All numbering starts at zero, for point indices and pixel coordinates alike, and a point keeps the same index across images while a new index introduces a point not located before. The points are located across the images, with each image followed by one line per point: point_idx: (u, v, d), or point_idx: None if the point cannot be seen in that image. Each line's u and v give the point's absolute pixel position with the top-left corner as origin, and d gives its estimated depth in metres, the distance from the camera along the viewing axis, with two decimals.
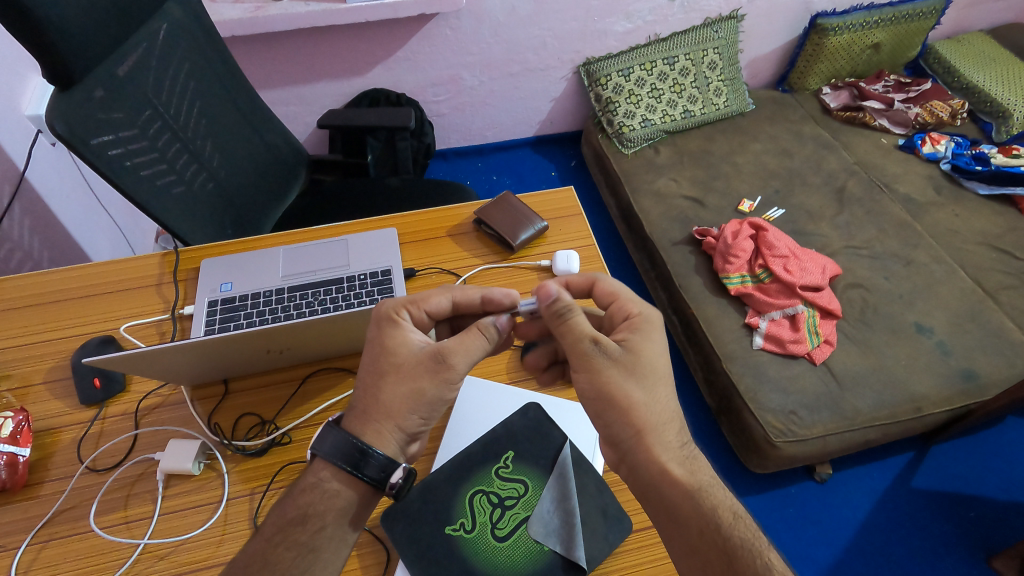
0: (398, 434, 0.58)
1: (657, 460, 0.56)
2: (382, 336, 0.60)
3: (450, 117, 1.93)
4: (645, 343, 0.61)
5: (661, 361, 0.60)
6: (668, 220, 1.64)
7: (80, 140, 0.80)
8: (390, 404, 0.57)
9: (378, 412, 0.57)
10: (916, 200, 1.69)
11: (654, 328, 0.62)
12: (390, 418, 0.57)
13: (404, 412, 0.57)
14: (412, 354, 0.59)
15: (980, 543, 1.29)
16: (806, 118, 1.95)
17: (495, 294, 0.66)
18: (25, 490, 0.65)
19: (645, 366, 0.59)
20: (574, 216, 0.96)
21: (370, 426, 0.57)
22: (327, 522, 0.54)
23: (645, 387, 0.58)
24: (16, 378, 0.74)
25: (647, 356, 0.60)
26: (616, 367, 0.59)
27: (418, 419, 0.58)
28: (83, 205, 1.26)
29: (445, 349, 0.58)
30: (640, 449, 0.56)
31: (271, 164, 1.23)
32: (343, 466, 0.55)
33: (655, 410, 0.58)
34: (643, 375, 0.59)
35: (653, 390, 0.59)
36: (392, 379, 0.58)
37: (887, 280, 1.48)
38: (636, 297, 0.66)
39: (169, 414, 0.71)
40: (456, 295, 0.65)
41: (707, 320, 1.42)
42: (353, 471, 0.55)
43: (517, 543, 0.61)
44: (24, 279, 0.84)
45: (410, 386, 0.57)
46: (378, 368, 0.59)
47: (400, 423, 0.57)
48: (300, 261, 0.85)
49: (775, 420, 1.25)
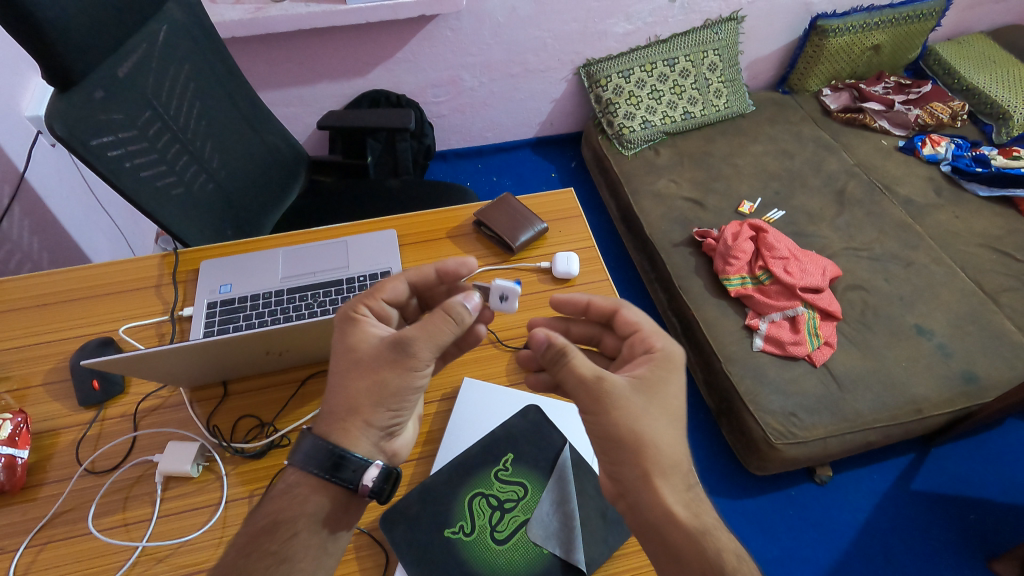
0: (370, 428, 0.57)
1: (661, 503, 0.54)
2: (343, 334, 0.59)
3: (450, 118, 1.93)
4: (662, 380, 0.59)
5: (676, 401, 0.58)
6: (668, 221, 1.64)
7: (80, 141, 0.80)
8: (354, 399, 0.56)
9: (344, 409, 0.56)
10: (917, 202, 1.68)
11: (674, 366, 0.61)
12: (356, 414, 0.56)
13: (371, 406, 0.56)
14: (372, 348, 0.58)
15: (981, 545, 1.29)
16: (806, 119, 1.95)
17: (453, 268, 0.66)
18: (24, 492, 0.64)
19: (661, 405, 0.57)
20: (573, 218, 0.96)
21: (338, 425, 0.56)
22: (300, 529, 0.54)
23: (660, 426, 0.56)
24: (15, 379, 0.74)
25: (662, 395, 0.58)
26: (634, 405, 0.56)
27: (386, 411, 0.57)
28: (83, 205, 1.26)
29: (403, 336, 0.56)
30: (646, 489, 0.55)
31: (271, 165, 1.23)
32: (317, 472, 0.55)
33: (667, 450, 0.56)
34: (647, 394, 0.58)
35: (668, 430, 0.56)
36: (355, 375, 0.57)
37: (887, 282, 1.48)
38: (659, 330, 0.64)
39: (169, 416, 0.71)
40: (411, 275, 0.65)
41: (708, 321, 1.42)
42: (327, 476, 0.54)
43: (517, 546, 0.61)
44: (24, 280, 0.84)
45: (372, 380, 0.56)
46: (340, 365, 0.58)
47: (368, 418, 0.56)
48: (300, 263, 0.85)
49: (775, 422, 1.25)
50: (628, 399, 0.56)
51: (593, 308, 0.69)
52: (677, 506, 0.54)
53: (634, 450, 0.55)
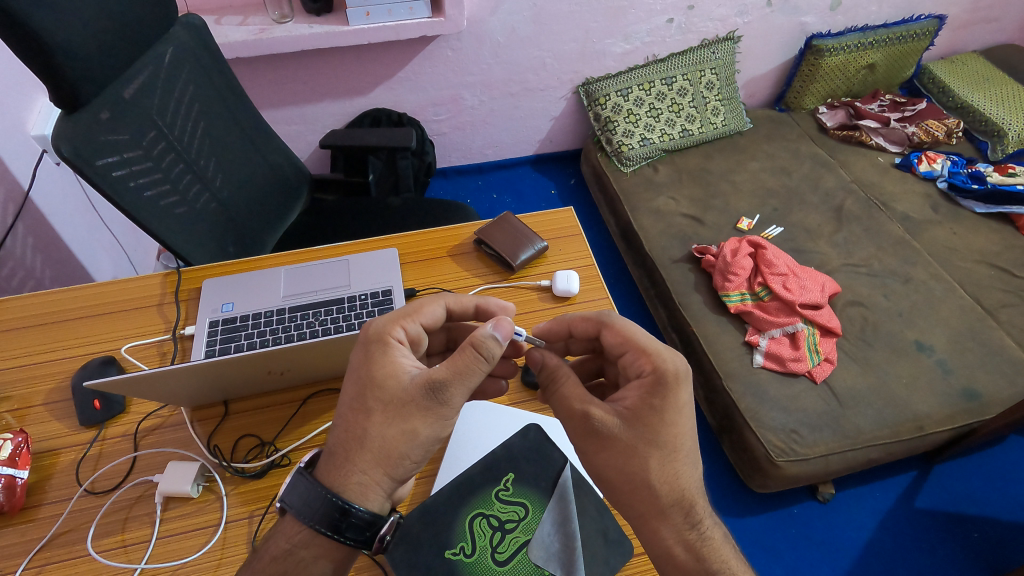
0: (383, 486, 0.57)
1: (661, 542, 0.57)
2: (374, 360, 0.58)
3: (451, 135, 1.95)
4: (656, 410, 0.58)
5: (673, 431, 0.58)
6: (668, 238, 1.65)
7: (85, 161, 0.81)
8: (380, 445, 0.55)
9: (361, 455, 0.56)
10: (914, 218, 1.70)
11: (670, 390, 0.59)
12: (377, 468, 0.56)
13: (396, 456, 0.56)
14: (402, 385, 0.57)
15: (986, 565, 1.28)
16: (802, 136, 1.97)
17: (490, 304, 0.69)
18: (23, 513, 0.64)
19: (655, 441, 0.57)
20: (574, 237, 0.97)
21: (353, 479, 0.55)
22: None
23: (652, 464, 0.57)
24: (16, 399, 0.74)
25: (653, 427, 0.58)
26: (621, 445, 0.58)
27: (410, 464, 0.57)
28: (86, 224, 1.27)
29: (433, 380, 0.55)
30: (645, 530, 0.57)
31: (274, 184, 1.24)
32: (322, 530, 0.54)
33: (665, 492, 0.57)
34: (653, 424, 0.58)
35: (663, 466, 0.57)
36: (383, 419, 0.56)
37: (886, 298, 1.49)
38: (650, 346, 0.62)
39: (169, 435, 0.71)
40: (449, 300, 0.66)
41: (708, 336, 1.42)
42: (332, 534, 0.54)
43: (517, 568, 0.60)
44: (25, 299, 0.84)
45: (401, 428, 0.55)
46: (366, 401, 0.57)
47: (389, 470, 0.56)
48: (302, 282, 0.85)
49: (776, 439, 1.24)
50: (614, 437, 0.58)
51: (575, 330, 0.69)
52: (677, 544, 0.57)
53: (627, 491, 0.57)
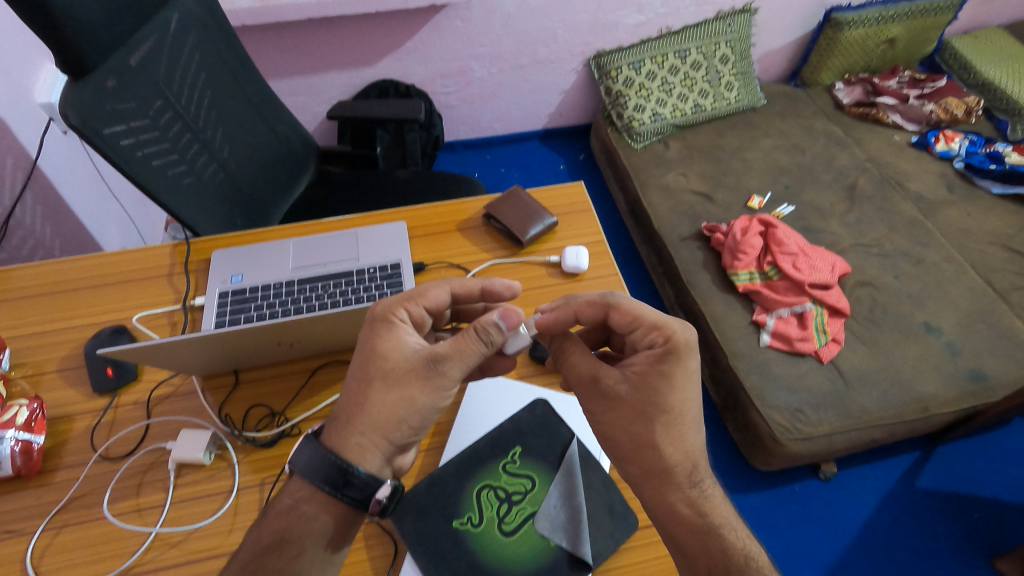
0: (382, 449, 0.57)
1: (668, 500, 0.57)
2: (377, 335, 0.59)
3: (459, 108, 1.92)
4: (665, 376, 0.58)
5: (680, 398, 0.58)
6: (677, 216, 1.63)
7: (93, 129, 0.81)
8: (380, 411, 0.56)
9: (361, 420, 0.56)
10: (928, 198, 1.67)
11: (680, 360, 0.59)
12: (377, 431, 0.56)
13: (394, 421, 0.56)
14: (403, 356, 0.58)
15: (984, 544, 1.29)
16: (817, 113, 1.93)
17: (495, 284, 0.69)
18: (39, 477, 0.65)
19: (662, 405, 0.58)
20: (583, 212, 0.96)
21: (353, 440, 0.56)
22: (305, 547, 0.54)
23: (657, 427, 0.57)
24: (30, 365, 0.75)
25: (662, 392, 0.58)
26: (628, 406, 0.59)
27: (408, 430, 0.57)
28: (94, 194, 1.27)
29: (435, 354, 0.57)
30: (649, 489, 0.58)
31: (281, 155, 1.24)
32: (320, 485, 0.55)
33: (671, 454, 0.57)
34: (659, 392, 0.58)
35: (669, 430, 0.58)
36: (382, 386, 0.56)
37: (896, 279, 1.47)
38: (662, 319, 0.61)
39: (180, 404, 0.72)
40: (455, 286, 0.65)
41: (715, 315, 1.42)
42: (329, 490, 0.54)
43: (524, 537, 0.61)
44: (36, 268, 0.84)
45: (400, 395, 0.56)
46: (368, 371, 0.57)
47: (387, 435, 0.56)
48: (311, 255, 0.85)
49: (781, 417, 1.25)
50: (619, 399, 0.59)
51: (583, 315, 0.65)
52: (683, 502, 0.57)
53: (632, 452, 0.58)
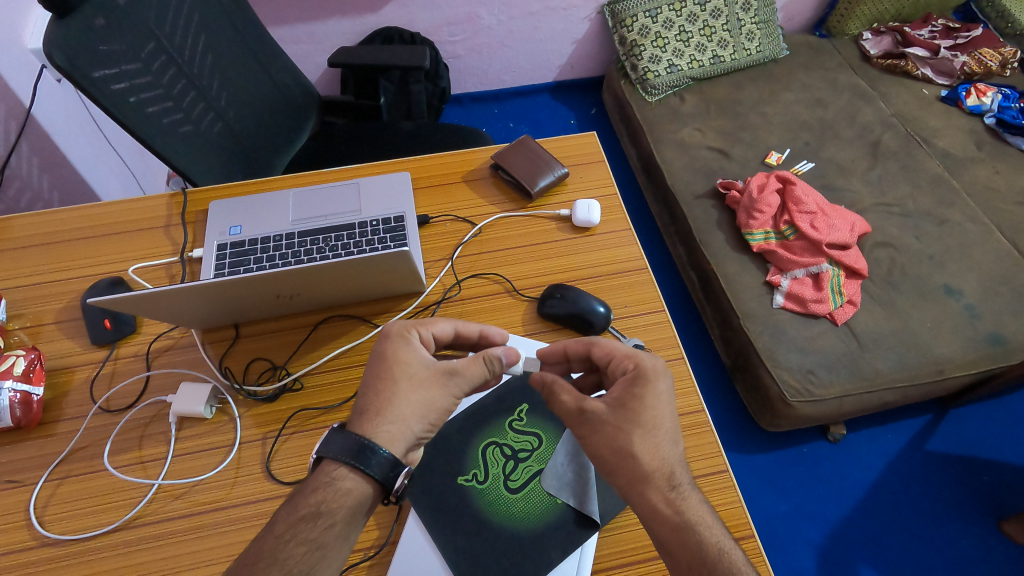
0: (408, 436, 0.55)
1: (646, 504, 0.52)
2: (397, 344, 0.58)
3: (466, 58, 1.85)
4: (637, 396, 0.56)
5: (654, 417, 0.55)
6: (691, 172, 1.57)
7: (81, 72, 0.77)
8: (405, 412, 0.55)
9: (388, 412, 0.54)
10: (955, 155, 1.60)
11: (649, 382, 0.56)
12: (404, 423, 0.54)
13: (418, 417, 0.55)
14: (423, 365, 0.57)
15: (991, 507, 1.29)
16: (843, 64, 1.84)
17: (493, 333, 0.64)
18: (40, 428, 0.65)
19: (636, 419, 0.55)
20: (595, 164, 0.91)
21: (383, 428, 0.54)
22: (338, 519, 0.51)
23: (634, 440, 0.54)
24: (29, 316, 0.73)
25: (635, 411, 0.55)
26: (606, 426, 0.55)
27: (427, 428, 0.56)
28: (92, 145, 1.23)
29: (456, 368, 0.58)
30: (632, 493, 0.53)
31: (280, 105, 1.19)
32: (350, 461, 0.51)
33: (647, 460, 0.53)
34: (634, 412, 0.55)
35: (646, 440, 0.54)
36: (408, 386, 0.56)
37: (917, 239, 1.42)
38: (633, 349, 0.59)
39: (180, 356, 0.71)
40: (461, 323, 0.62)
41: (728, 275, 1.38)
42: (359, 466, 0.51)
43: (531, 494, 0.60)
44: (30, 218, 0.82)
45: (424, 395, 0.56)
46: (392, 373, 0.56)
47: (413, 429, 0.55)
48: (312, 206, 0.82)
49: (792, 379, 1.23)
50: (598, 421, 0.55)
51: (571, 352, 0.63)
52: (662, 503, 0.52)
53: (613, 463, 0.54)
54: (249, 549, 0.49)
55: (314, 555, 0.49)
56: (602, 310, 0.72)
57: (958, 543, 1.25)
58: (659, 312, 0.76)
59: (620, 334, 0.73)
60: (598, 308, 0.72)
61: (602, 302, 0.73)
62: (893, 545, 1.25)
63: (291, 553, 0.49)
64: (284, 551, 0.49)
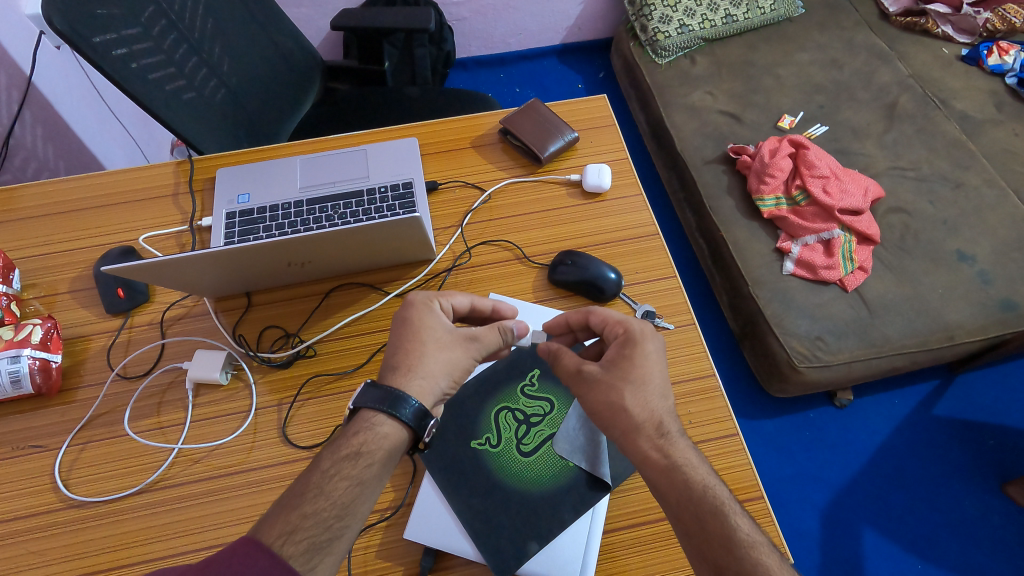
0: (436, 393, 0.56)
1: (636, 451, 0.52)
2: (426, 305, 0.59)
3: (471, 21, 1.80)
4: (627, 356, 0.56)
5: (644, 373, 0.55)
6: (702, 137, 1.54)
7: (81, 37, 0.75)
8: (433, 367, 0.56)
9: (418, 369, 0.55)
10: (974, 117, 1.55)
11: (637, 343, 0.57)
12: (433, 379, 0.56)
13: (445, 375, 0.57)
14: (449, 326, 0.58)
15: (996, 469, 1.30)
16: (860, 22, 1.77)
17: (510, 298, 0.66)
18: (60, 395, 0.66)
19: (626, 376, 0.55)
20: (606, 128, 0.90)
21: (414, 383, 0.55)
22: (378, 459, 0.52)
23: (625, 393, 0.54)
24: (42, 286, 0.74)
25: (625, 370, 0.55)
26: (598, 384, 0.55)
27: (452, 386, 0.58)
28: (95, 114, 1.21)
29: (480, 333, 0.59)
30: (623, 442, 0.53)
31: (283, 69, 1.16)
32: (386, 408, 0.53)
33: (637, 412, 0.53)
34: (626, 370, 0.55)
35: (636, 394, 0.54)
36: (436, 345, 0.57)
37: (932, 204, 1.40)
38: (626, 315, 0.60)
39: (194, 325, 0.71)
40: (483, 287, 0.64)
41: (738, 242, 1.37)
42: (395, 412, 0.52)
43: (543, 458, 0.61)
44: (38, 188, 0.82)
45: (450, 354, 0.57)
46: (420, 333, 0.57)
47: (440, 386, 0.56)
48: (320, 173, 0.81)
49: (800, 345, 1.23)
50: (592, 380, 0.56)
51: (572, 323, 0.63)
52: (651, 450, 0.52)
53: (607, 417, 0.54)
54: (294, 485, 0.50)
55: (356, 491, 0.50)
56: (613, 277, 0.72)
57: (961, 504, 1.27)
58: (670, 278, 0.76)
59: (631, 300, 0.73)
60: (610, 275, 0.72)
61: (613, 269, 0.73)
62: (897, 506, 1.27)
63: (335, 488, 0.50)
64: (330, 484, 0.50)
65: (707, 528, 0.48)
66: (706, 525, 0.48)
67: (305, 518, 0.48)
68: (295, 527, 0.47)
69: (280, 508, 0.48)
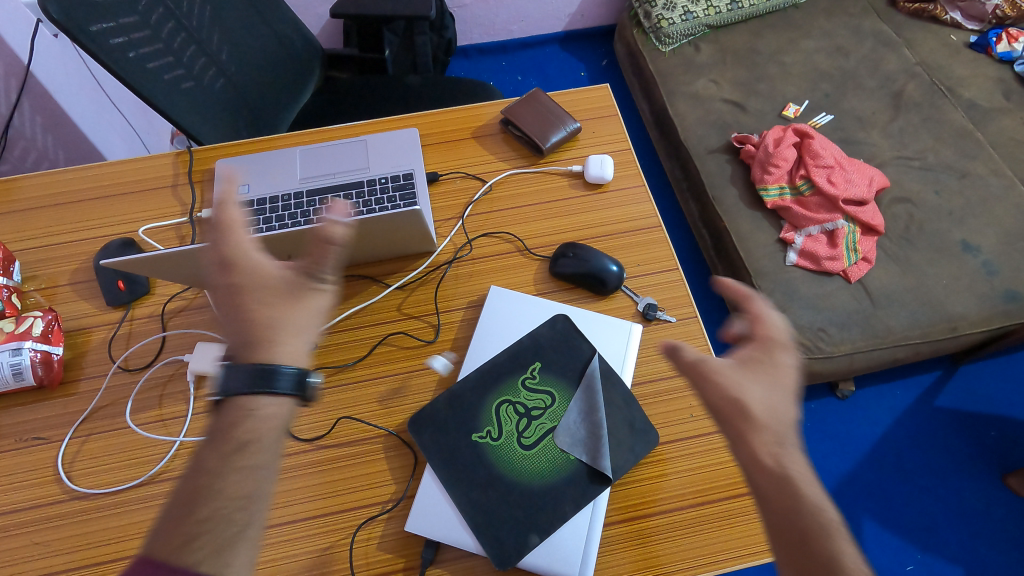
0: (306, 346, 0.54)
1: (748, 452, 0.48)
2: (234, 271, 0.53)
3: (472, 8, 1.78)
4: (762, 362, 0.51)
5: (779, 382, 0.51)
6: (706, 126, 1.53)
7: (78, 26, 0.74)
8: (298, 322, 0.54)
9: (266, 336, 0.52)
10: (982, 106, 1.54)
11: (775, 350, 0.52)
12: (290, 336, 0.53)
13: (297, 325, 0.53)
14: (273, 278, 0.53)
15: (996, 460, 1.30)
16: (868, 9, 1.75)
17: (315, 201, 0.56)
18: (62, 387, 0.66)
19: (753, 380, 0.51)
20: (609, 118, 0.89)
21: (276, 349, 0.52)
22: (268, 442, 0.50)
23: (753, 393, 0.50)
24: (43, 278, 0.74)
25: (757, 375, 0.51)
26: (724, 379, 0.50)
27: (314, 329, 0.54)
28: (94, 103, 1.21)
29: (310, 263, 0.53)
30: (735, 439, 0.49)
31: (282, 58, 1.15)
32: (257, 386, 0.50)
33: (761, 413, 0.49)
34: (757, 374, 0.51)
35: (764, 397, 0.50)
36: (271, 305, 0.52)
37: (938, 194, 1.39)
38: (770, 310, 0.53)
39: (196, 317, 0.71)
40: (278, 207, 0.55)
41: (741, 232, 1.36)
42: (268, 387, 0.50)
43: (543, 451, 0.61)
44: (37, 178, 0.81)
45: (286, 303, 0.53)
46: (247, 301, 0.52)
47: (303, 336, 0.54)
48: (320, 164, 0.80)
49: (802, 336, 1.23)
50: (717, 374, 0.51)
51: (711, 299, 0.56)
52: (766, 455, 0.48)
53: (724, 410, 0.50)
54: (180, 491, 0.47)
55: (255, 481, 0.48)
56: (615, 269, 0.72)
57: (962, 494, 1.27)
58: (672, 270, 0.75)
59: (633, 292, 0.73)
60: (612, 267, 0.72)
61: (615, 262, 0.73)
62: (898, 496, 1.27)
63: (229, 484, 0.48)
64: (222, 482, 0.47)
65: (812, 549, 0.44)
66: (810, 547, 0.44)
67: (202, 522, 0.46)
68: (193, 535, 0.45)
69: (170, 521, 0.46)
